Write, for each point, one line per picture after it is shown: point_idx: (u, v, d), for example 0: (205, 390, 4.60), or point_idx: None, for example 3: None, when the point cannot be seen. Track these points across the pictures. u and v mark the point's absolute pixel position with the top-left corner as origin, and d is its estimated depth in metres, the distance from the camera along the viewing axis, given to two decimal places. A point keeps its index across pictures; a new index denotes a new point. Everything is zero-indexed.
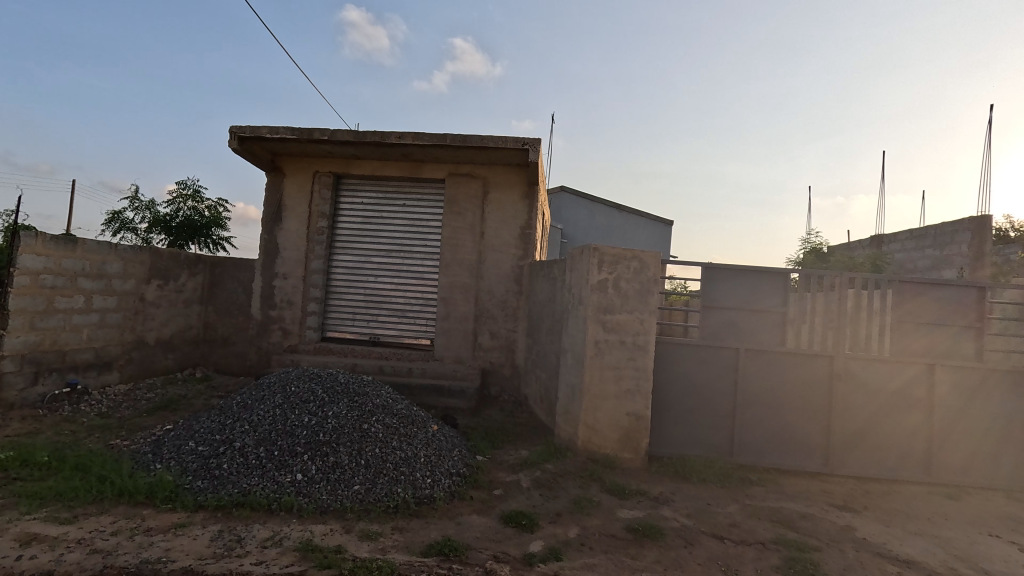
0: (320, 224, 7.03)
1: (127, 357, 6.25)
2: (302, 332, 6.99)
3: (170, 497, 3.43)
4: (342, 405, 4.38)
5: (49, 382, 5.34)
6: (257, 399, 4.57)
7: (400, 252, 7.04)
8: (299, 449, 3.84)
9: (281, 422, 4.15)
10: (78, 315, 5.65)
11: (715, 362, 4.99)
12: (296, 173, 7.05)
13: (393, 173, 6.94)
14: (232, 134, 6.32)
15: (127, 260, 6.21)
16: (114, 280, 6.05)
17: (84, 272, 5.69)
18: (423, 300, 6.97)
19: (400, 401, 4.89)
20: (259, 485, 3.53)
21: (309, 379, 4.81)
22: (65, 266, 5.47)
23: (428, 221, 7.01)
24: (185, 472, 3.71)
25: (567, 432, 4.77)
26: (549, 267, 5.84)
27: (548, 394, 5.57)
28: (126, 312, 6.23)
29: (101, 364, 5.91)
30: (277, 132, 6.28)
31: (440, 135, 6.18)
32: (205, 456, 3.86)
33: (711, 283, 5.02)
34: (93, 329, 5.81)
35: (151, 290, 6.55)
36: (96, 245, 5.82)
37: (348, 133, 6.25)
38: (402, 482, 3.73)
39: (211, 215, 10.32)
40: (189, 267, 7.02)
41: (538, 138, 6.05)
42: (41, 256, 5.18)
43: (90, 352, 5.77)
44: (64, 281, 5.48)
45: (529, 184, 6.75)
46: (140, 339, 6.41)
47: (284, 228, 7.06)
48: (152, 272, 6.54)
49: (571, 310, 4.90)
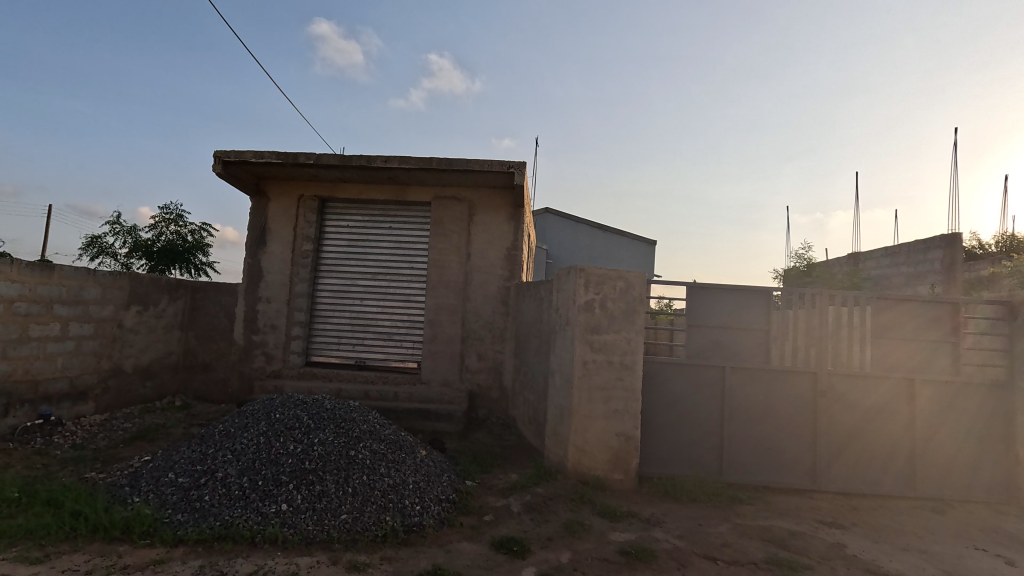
0: (305, 247, 6.98)
1: (103, 386, 6.07)
2: (286, 356, 6.88)
3: (148, 531, 3.30)
4: (328, 432, 4.31)
5: (20, 414, 5.14)
6: (241, 427, 4.46)
7: (386, 275, 7.02)
8: (285, 477, 3.75)
9: (266, 450, 4.06)
10: (53, 343, 5.48)
11: (701, 381, 5.03)
12: (280, 197, 7.03)
13: (380, 196, 6.96)
14: (216, 158, 6.30)
15: (106, 285, 6.09)
16: (92, 306, 5.92)
17: (60, 299, 5.56)
18: (409, 323, 6.93)
19: (387, 427, 4.81)
20: (243, 517, 3.42)
21: (294, 405, 4.72)
22: (40, 293, 5.34)
23: (414, 243, 7.02)
24: (165, 505, 3.59)
25: (557, 454, 4.74)
26: (535, 288, 5.88)
27: (536, 416, 5.55)
28: (104, 339, 6.08)
29: (76, 394, 5.73)
30: (263, 157, 6.29)
31: (426, 159, 6.25)
32: (185, 488, 3.74)
33: (695, 302, 5.08)
34: (68, 357, 5.65)
35: (130, 316, 6.41)
36: (73, 272, 5.70)
37: (334, 157, 6.28)
38: (390, 509, 3.66)
39: (194, 240, 10.21)
40: (170, 293, 6.91)
41: (523, 161, 6.15)
42: (15, 283, 5.05)
43: (64, 381, 5.59)
44: (39, 309, 5.34)
45: (515, 206, 6.83)
46: (118, 367, 6.25)
47: (268, 252, 7.00)
48: (131, 298, 6.41)
49: (558, 331, 4.92)
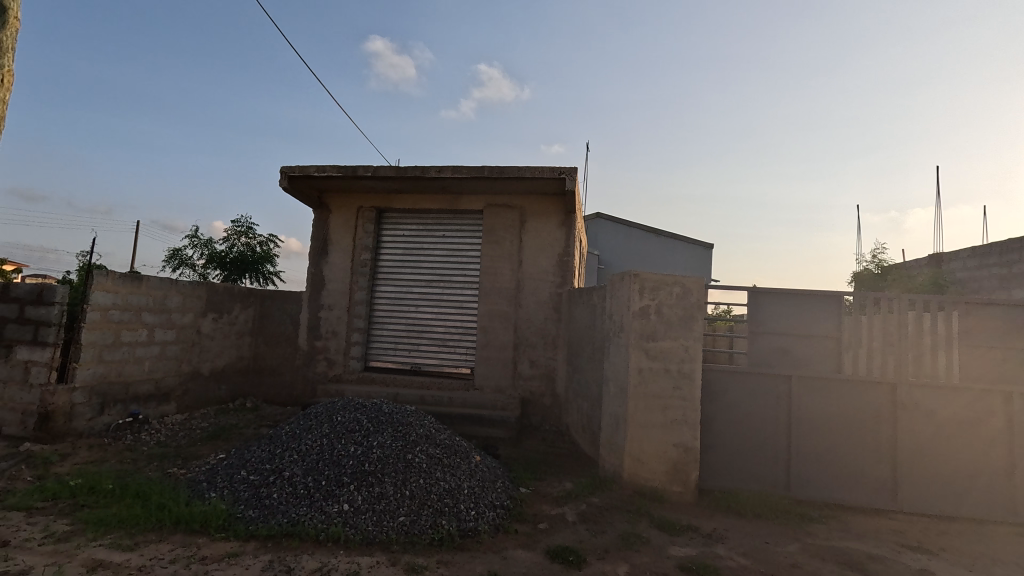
0: (363, 256, 7.26)
1: (184, 388, 6.55)
2: (346, 361, 7.16)
3: (224, 525, 3.52)
4: (386, 435, 4.44)
5: (114, 412, 5.63)
6: (305, 429, 4.68)
7: (439, 282, 7.17)
8: (346, 478, 3.89)
9: (328, 452, 4.23)
10: (141, 347, 5.97)
11: (765, 390, 4.79)
12: (341, 208, 7.35)
13: (433, 205, 7.14)
14: (283, 174, 6.69)
15: (186, 294, 6.58)
16: (175, 313, 6.41)
17: (148, 307, 6.05)
18: (462, 329, 7.03)
19: (443, 431, 4.90)
20: (307, 515, 3.58)
21: (354, 409, 4.90)
22: (131, 302, 5.83)
23: (467, 250, 7.14)
24: (238, 501, 3.81)
25: (612, 464, 4.65)
26: (587, 294, 5.82)
27: (590, 424, 5.47)
28: (185, 344, 6.57)
29: (160, 394, 6.22)
30: (325, 171, 6.61)
31: (478, 167, 6.35)
32: (256, 485, 3.96)
33: (758, 308, 4.85)
34: (154, 361, 6.14)
35: (207, 323, 6.89)
36: (159, 282, 6.20)
37: (390, 169, 6.51)
38: (446, 513, 3.71)
39: (263, 250, 10.87)
40: (241, 301, 7.38)
41: (574, 167, 6.13)
42: (110, 293, 5.55)
43: (151, 383, 6.08)
44: (130, 316, 5.83)
45: (567, 212, 6.81)
46: (196, 370, 6.73)
47: (329, 261, 7.33)
48: (208, 306, 6.89)
49: (612, 337, 4.84)
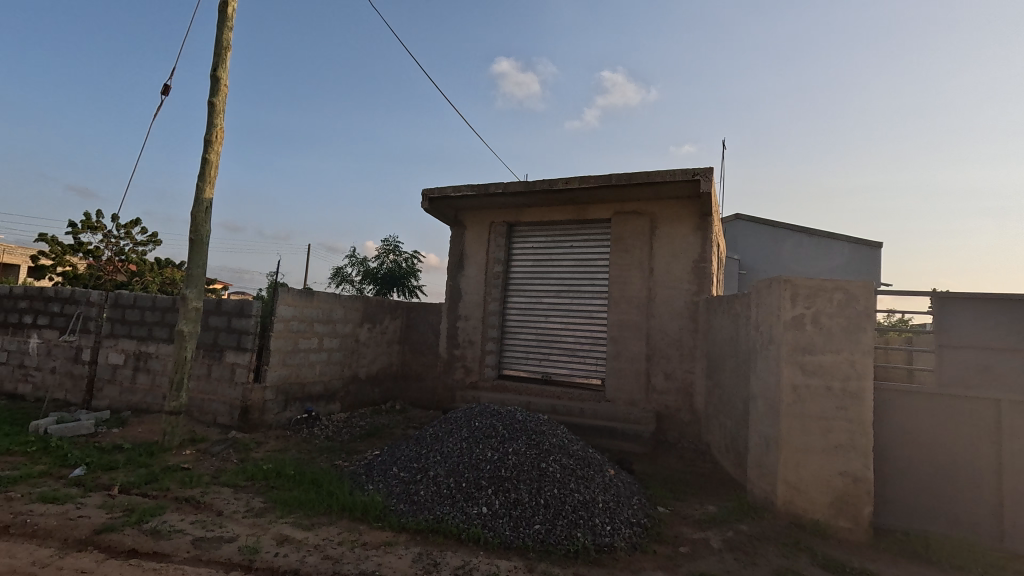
0: (496, 269, 7.60)
1: (346, 389, 7.44)
2: (481, 370, 7.52)
3: (380, 516, 3.90)
4: (521, 443, 4.56)
5: (294, 408, 6.60)
6: (447, 432, 5.01)
7: (569, 292, 7.21)
8: (484, 482, 4.07)
9: (468, 455, 4.47)
10: (314, 353, 6.91)
11: (963, 416, 3.97)
12: (474, 225, 7.80)
13: (562, 217, 7.21)
14: (424, 196, 7.31)
15: (348, 307, 7.46)
16: (339, 324, 7.31)
17: (318, 318, 6.98)
18: (593, 340, 6.97)
19: (575, 442, 4.89)
20: (450, 514, 3.81)
21: (491, 415, 5.12)
22: (306, 314, 6.77)
23: (596, 260, 7.08)
24: (391, 495, 4.20)
25: (763, 490, 4.22)
26: (729, 303, 5.40)
27: (735, 444, 5.04)
28: (347, 351, 7.45)
29: (328, 395, 7.14)
30: (461, 191, 7.08)
31: (606, 176, 6.29)
32: (406, 481, 4.34)
33: (949, 317, 4.06)
34: (323, 365, 7.07)
35: (364, 332, 7.74)
36: (326, 296, 7.11)
37: (519, 184, 6.74)
38: (581, 526, 3.68)
39: (408, 266, 11.95)
40: (391, 312, 8.18)
41: (709, 167, 5.76)
42: (290, 306, 6.51)
43: (321, 384, 7.01)
44: (305, 326, 6.77)
45: (703, 216, 6.41)
46: (356, 374, 7.60)
47: (465, 275, 7.80)
48: (364, 317, 7.75)
49: (759, 350, 4.42)
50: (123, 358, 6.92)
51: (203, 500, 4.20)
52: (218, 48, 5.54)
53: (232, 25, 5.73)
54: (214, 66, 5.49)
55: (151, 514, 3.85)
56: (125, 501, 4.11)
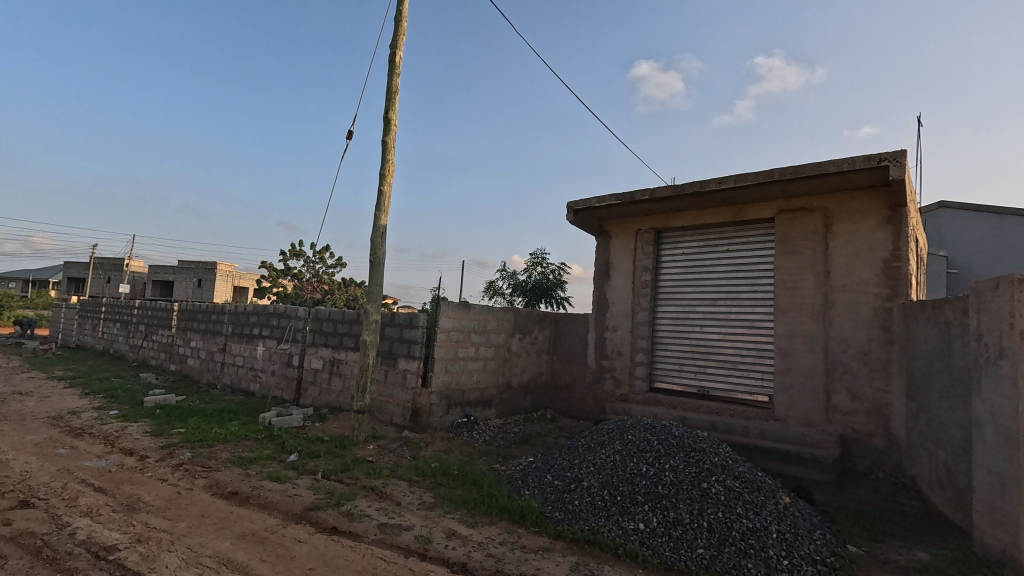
0: (644, 277, 7.39)
1: (500, 397, 7.83)
2: (632, 382, 7.31)
3: (537, 521, 4.02)
4: (679, 459, 4.34)
5: (455, 413, 7.15)
6: (599, 443, 4.99)
7: (726, 300, 6.70)
8: (640, 498, 3.96)
9: (622, 468, 4.39)
10: (471, 362, 7.41)
11: None
12: (620, 233, 7.69)
13: (716, 219, 6.75)
14: (569, 209, 7.44)
15: (500, 318, 7.86)
16: (493, 334, 7.73)
17: (475, 329, 7.46)
18: (757, 352, 6.35)
19: (741, 463, 4.49)
20: (606, 527, 3.78)
21: (645, 429, 4.96)
22: (464, 325, 7.29)
23: (758, 264, 6.47)
24: (546, 502, 4.31)
25: (998, 541, 3.40)
26: (935, 309, 4.50)
27: (952, 480, 4.15)
28: (500, 360, 7.85)
29: (484, 401, 7.59)
30: (606, 201, 7.06)
31: (767, 172, 5.74)
32: (560, 490, 4.41)
33: None
34: (480, 373, 7.53)
35: (515, 342, 8.08)
36: (481, 308, 7.56)
37: (667, 189, 6.50)
38: (752, 556, 3.36)
39: (555, 278, 12.22)
40: (540, 323, 8.44)
41: (901, 150, 4.91)
42: (450, 318, 7.07)
43: (478, 391, 7.49)
44: (464, 336, 7.29)
45: (894, 207, 5.48)
46: (509, 382, 7.96)
47: (612, 284, 7.71)
48: (516, 328, 8.09)
49: (983, 366, 3.60)
50: (322, 364, 8.22)
51: (385, 490, 4.77)
52: (389, 94, 6.38)
53: (399, 72, 6.56)
54: (386, 110, 6.33)
55: (346, 498, 4.49)
56: (326, 485, 4.86)
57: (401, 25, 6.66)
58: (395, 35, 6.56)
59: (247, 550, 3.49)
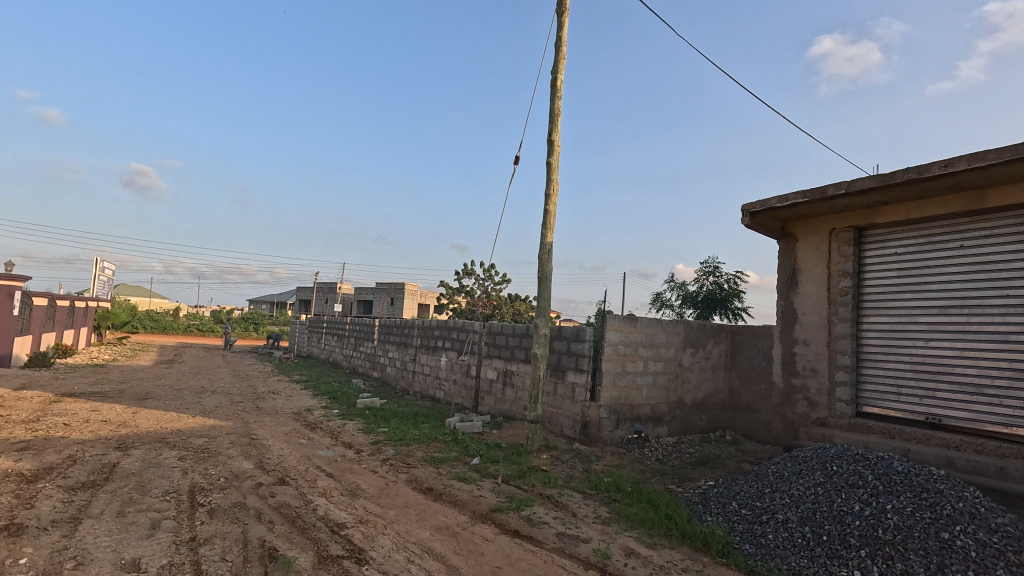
0: (843, 283, 6.40)
1: (672, 414, 7.48)
2: (831, 404, 6.36)
3: (724, 552, 3.72)
4: (904, 500, 3.66)
5: (625, 428, 7.02)
6: (795, 472, 4.45)
7: (962, 308, 5.43)
8: (854, 541, 3.41)
9: (827, 505, 3.85)
10: (640, 376, 7.20)
11: None
12: (809, 235, 6.82)
13: (941, 210, 5.56)
14: (745, 212, 6.86)
15: (670, 331, 7.50)
16: (662, 348, 7.41)
17: (642, 343, 7.24)
18: (1013, 373, 5.01)
19: (998, 513, 3.60)
20: (810, 569, 3.33)
21: (854, 461, 4.30)
22: (631, 338, 7.13)
23: (1009, 261, 5.13)
24: (733, 531, 3.96)
25: None
26: None
27: None
28: (671, 375, 7.49)
29: (656, 418, 7.32)
30: (789, 200, 6.34)
31: (1017, 146, 4.57)
32: (749, 520, 4.03)
33: None
34: (649, 388, 7.28)
35: (687, 357, 7.64)
36: (649, 321, 7.31)
37: (870, 180, 5.58)
38: None
39: (730, 288, 11.29)
40: (714, 336, 7.87)
41: None
42: (617, 331, 6.98)
43: (648, 406, 7.25)
44: (631, 350, 7.12)
45: None
46: (681, 399, 7.56)
47: (801, 293, 6.85)
48: (687, 341, 7.66)
49: None
50: (496, 375, 8.81)
51: (560, 500, 4.89)
52: (551, 117, 6.67)
53: (560, 95, 6.82)
54: (549, 132, 6.62)
55: (525, 504, 4.72)
56: (506, 489, 5.17)
57: (561, 50, 6.94)
58: (557, 61, 6.86)
59: (444, 541, 3.90)
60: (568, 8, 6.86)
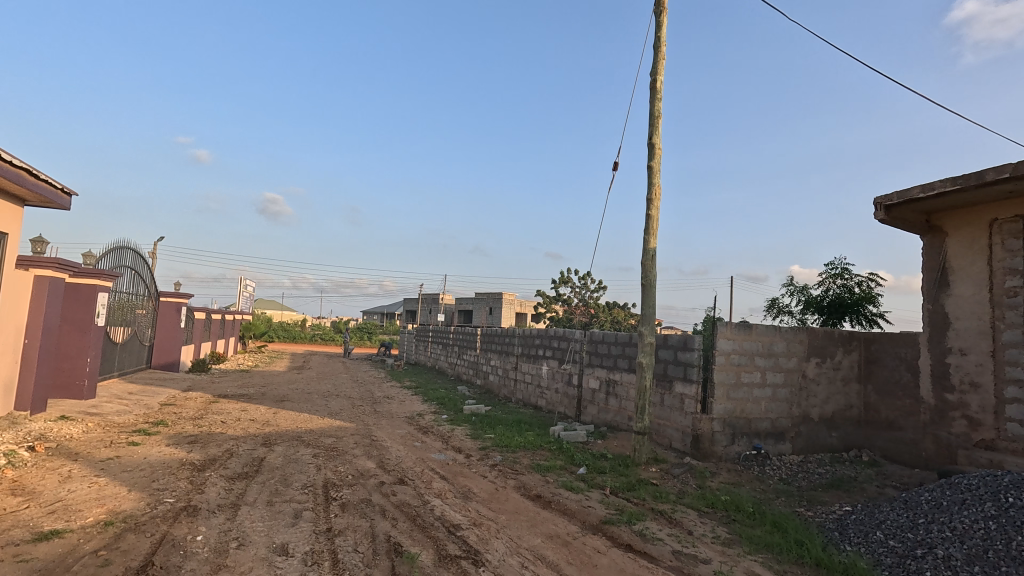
0: (1010, 283, 5.46)
1: (796, 430, 6.86)
2: (999, 425, 5.44)
3: None
4: None
5: (742, 443, 6.56)
6: (956, 503, 4.01)
7: None
8: None
9: (1003, 543, 3.40)
10: (757, 389, 6.68)
11: None
12: (962, 228, 5.93)
13: None
14: (878, 206, 6.14)
15: (791, 339, 6.88)
16: (782, 358, 6.82)
17: (759, 352, 6.71)
18: None
19: None
20: None
21: None
22: (746, 347, 6.64)
23: None
24: (879, 564, 3.54)
25: None
26: None
27: None
28: (793, 388, 6.87)
29: (777, 434, 6.76)
30: (934, 189, 5.56)
31: None
32: (900, 553, 3.60)
33: None
34: (769, 401, 6.73)
35: (812, 368, 6.97)
36: (766, 328, 6.76)
37: None
38: None
39: (862, 291, 10.13)
40: (845, 345, 7.11)
41: None
42: (730, 340, 6.54)
43: (768, 421, 6.70)
44: (746, 360, 6.63)
45: None
46: (806, 414, 6.90)
47: (954, 295, 5.96)
48: (812, 351, 6.98)
49: None
50: (599, 384, 8.68)
51: (674, 516, 4.69)
52: (652, 119, 6.51)
53: (661, 96, 6.63)
54: (650, 135, 6.46)
55: (637, 517, 4.60)
56: (616, 501, 5.07)
57: (661, 50, 6.76)
58: (656, 61, 6.70)
59: (556, 550, 3.91)
60: (667, 7, 6.67)
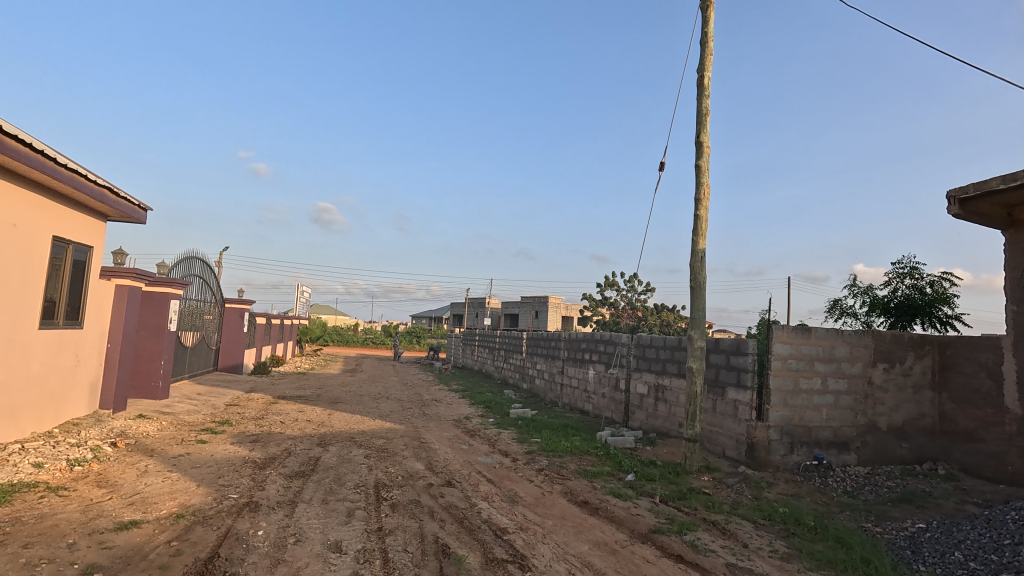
0: None
1: (862, 440, 6.44)
2: None
3: None
4: None
5: (801, 453, 6.24)
6: None
7: None
8: None
9: None
10: (817, 395, 6.33)
11: None
12: None
13: None
14: (951, 200, 5.71)
15: (854, 344, 6.48)
16: (844, 363, 6.43)
17: (819, 356, 6.36)
18: None
19: None
20: None
21: None
22: (804, 351, 6.30)
23: None
24: None
25: None
26: None
27: None
28: (858, 395, 6.47)
29: (840, 444, 6.38)
30: (1015, 180, 5.10)
31: None
32: None
33: None
34: (830, 409, 6.37)
35: (878, 374, 6.53)
36: (826, 332, 6.40)
37: None
38: None
39: (935, 291, 9.42)
40: (915, 350, 6.63)
41: None
42: (787, 344, 6.23)
43: (830, 430, 6.34)
44: (805, 365, 6.30)
45: None
46: (873, 423, 6.48)
47: None
48: (878, 355, 6.54)
49: None
50: (647, 389, 8.49)
51: (728, 527, 4.52)
52: (700, 117, 6.33)
53: (709, 93, 6.44)
54: (698, 134, 6.29)
55: (688, 527, 4.46)
56: (665, 510, 4.94)
57: (708, 46, 6.57)
58: (703, 58, 6.51)
59: (604, 558, 3.86)
60: (714, 1, 6.48)
